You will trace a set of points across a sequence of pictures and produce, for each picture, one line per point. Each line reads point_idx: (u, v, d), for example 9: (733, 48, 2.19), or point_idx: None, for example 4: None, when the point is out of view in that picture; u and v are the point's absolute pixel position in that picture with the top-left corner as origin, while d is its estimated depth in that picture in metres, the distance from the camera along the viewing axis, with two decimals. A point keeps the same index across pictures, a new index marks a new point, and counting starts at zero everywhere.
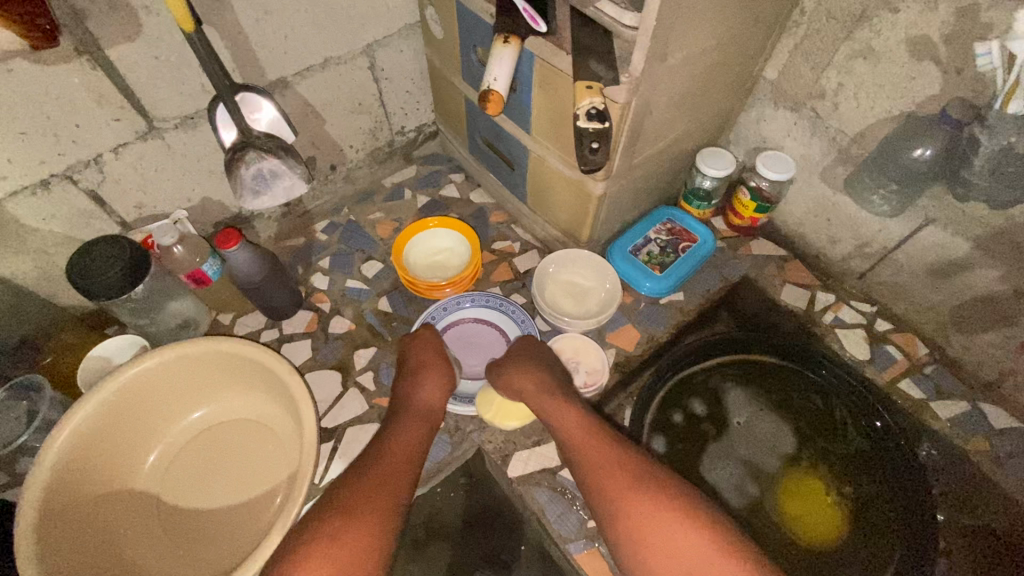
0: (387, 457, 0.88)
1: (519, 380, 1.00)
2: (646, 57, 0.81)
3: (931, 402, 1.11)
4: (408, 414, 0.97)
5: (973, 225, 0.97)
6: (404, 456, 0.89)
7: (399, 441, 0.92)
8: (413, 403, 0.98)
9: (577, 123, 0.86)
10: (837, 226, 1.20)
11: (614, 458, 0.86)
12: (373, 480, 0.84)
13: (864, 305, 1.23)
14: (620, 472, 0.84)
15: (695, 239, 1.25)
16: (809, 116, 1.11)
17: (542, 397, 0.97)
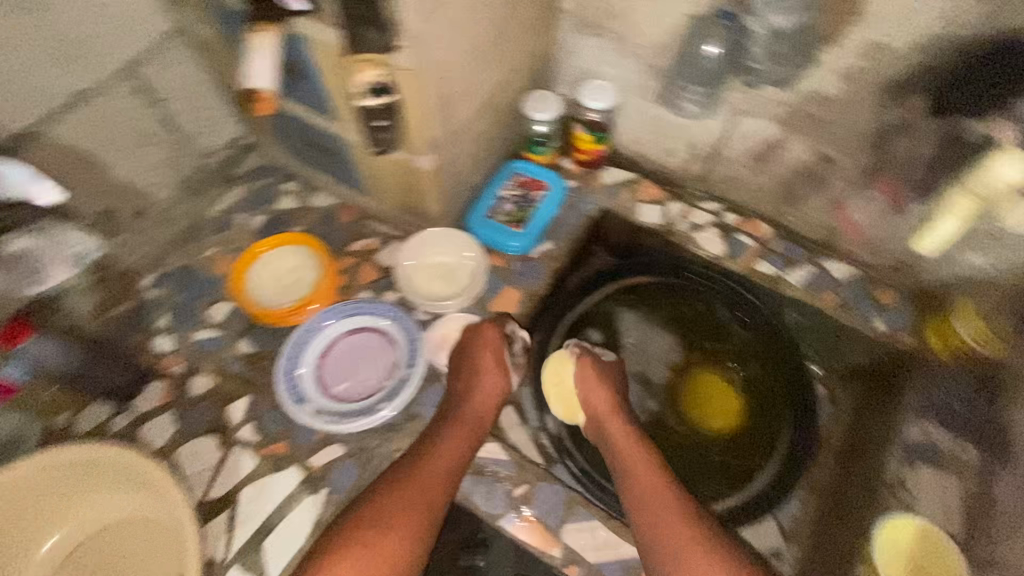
0: (451, 455, 0.92)
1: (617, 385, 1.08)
2: (417, 15, 0.75)
3: (783, 275, 1.20)
4: (483, 417, 1.00)
5: (773, 106, 1.04)
6: (464, 458, 0.93)
7: (467, 435, 0.96)
8: (476, 396, 1.01)
9: (363, 102, 0.85)
10: (668, 137, 1.25)
11: (656, 478, 0.92)
12: (422, 484, 0.87)
13: (712, 205, 1.29)
14: (655, 489, 0.91)
15: (544, 186, 1.26)
16: (612, 37, 1.12)
17: (605, 405, 1.04)
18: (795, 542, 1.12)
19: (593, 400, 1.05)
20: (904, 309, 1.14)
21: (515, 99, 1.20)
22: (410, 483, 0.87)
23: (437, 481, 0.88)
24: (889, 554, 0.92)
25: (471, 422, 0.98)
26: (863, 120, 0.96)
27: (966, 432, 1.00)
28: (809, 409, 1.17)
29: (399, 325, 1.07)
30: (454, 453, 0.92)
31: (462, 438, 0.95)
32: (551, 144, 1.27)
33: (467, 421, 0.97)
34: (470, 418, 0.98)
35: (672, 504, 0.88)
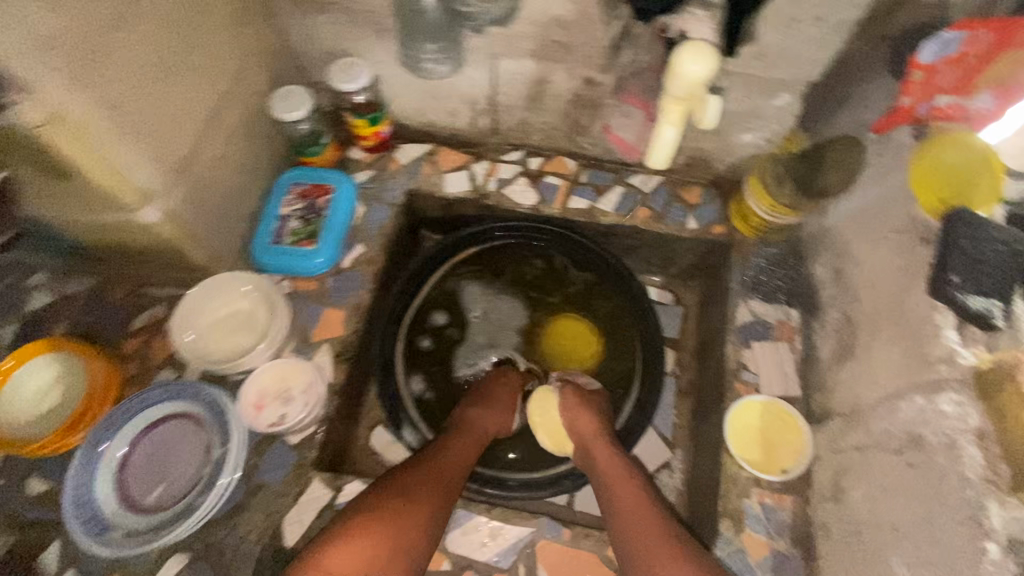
0: (452, 467, 0.91)
1: (599, 406, 1.05)
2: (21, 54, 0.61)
3: (596, 205, 1.19)
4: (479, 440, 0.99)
5: (522, 41, 0.98)
6: (461, 473, 0.91)
7: (462, 449, 0.95)
8: (475, 418, 1.02)
9: None
10: (444, 99, 1.17)
11: (634, 493, 0.89)
12: (438, 482, 0.87)
13: (513, 154, 1.26)
14: (630, 507, 0.87)
15: (329, 189, 1.13)
16: (338, 9, 1.01)
17: (586, 427, 1.00)
18: (678, 447, 1.17)
19: (572, 423, 1.01)
20: (710, 203, 1.19)
21: (260, 104, 1.05)
22: (426, 477, 0.87)
23: (445, 481, 0.88)
24: (744, 438, 0.95)
25: (471, 439, 0.98)
26: (604, 36, 0.93)
27: (784, 300, 1.06)
28: (654, 326, 1.17)
29: (205, 397, 0.91)
30: (464, 457, 0.94)
31: (462, 454, 0.94)
32: (324, 141, 1.14)
33: (461, 439, 0.97)
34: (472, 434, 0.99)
35: (652, 516, 0.85)
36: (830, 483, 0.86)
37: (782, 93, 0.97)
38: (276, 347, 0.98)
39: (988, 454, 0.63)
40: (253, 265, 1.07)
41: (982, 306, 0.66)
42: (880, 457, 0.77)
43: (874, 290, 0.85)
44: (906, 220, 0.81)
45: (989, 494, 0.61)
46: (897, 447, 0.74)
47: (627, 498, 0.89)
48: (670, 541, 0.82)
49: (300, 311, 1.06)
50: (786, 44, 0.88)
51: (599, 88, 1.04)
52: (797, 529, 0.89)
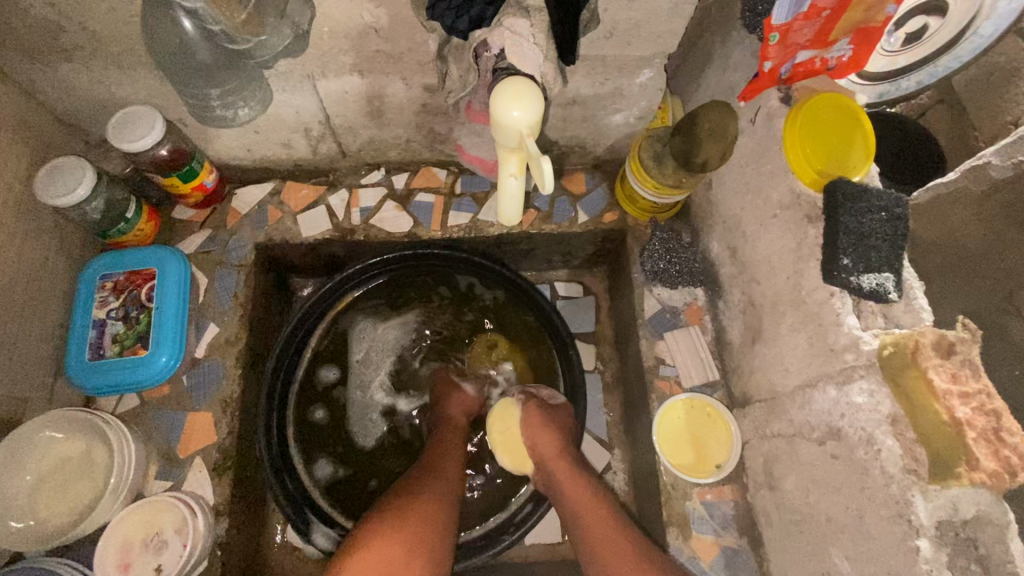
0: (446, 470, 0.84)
1: (561, 417, 0.92)
2: None
3: (478, 217, 1.07)
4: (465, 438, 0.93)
5: (338, 57, 0.81)
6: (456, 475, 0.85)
7: (452, 451, 0.88)
8: (453, 417, 0.94)
9: None
10: (271, 132, 0.97)
11: (605, 525, 0.79)
12: (439, 487, 0.80)
13: (375, 174, 1.09)
14: (603, 540, 0.78)
15: (151, 274, 0.91)
16: (89, 53, 0.78)
17: (548, 448, 0.88)
18: (616, 446, 1.13)
19: (534, 447, 0.89)
20: (597, 189, 1.10)
21: (23, 190, 0.82)
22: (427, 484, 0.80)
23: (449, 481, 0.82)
24: (674, 443, 0.91)
25: (457, 436, 0.91)
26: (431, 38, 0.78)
27: (688, 281, 1.01)
28: (566, 338, 1.03)
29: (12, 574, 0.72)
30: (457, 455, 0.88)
31: (453, 455, 0.87)
32: (131, 215, 0.93)
33: (446, 440, 0.90)
34: (453, 432, 0.92)
35: (624, 548, 0.76)
36: (763, 471, 0.84)
37: (643, 68, 0.87)
38: (128, 491, 0.81)
39: (903, 441, 0.61)
40: (79, 388, 0.87)
41: (872, 284, 0.65)
42: (804, 448, 0.74)
43: (770, 271, 0.81)
44: (789, 195, 0.76)
45: (912, 487, 0.59)
46: (818, 438, 0.72)
47: (600, 529, 0.79)
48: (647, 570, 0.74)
49: (155, 425, 0.89)
50: (635, 18, 0.77)
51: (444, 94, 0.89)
52: (741, 519, 0.88)
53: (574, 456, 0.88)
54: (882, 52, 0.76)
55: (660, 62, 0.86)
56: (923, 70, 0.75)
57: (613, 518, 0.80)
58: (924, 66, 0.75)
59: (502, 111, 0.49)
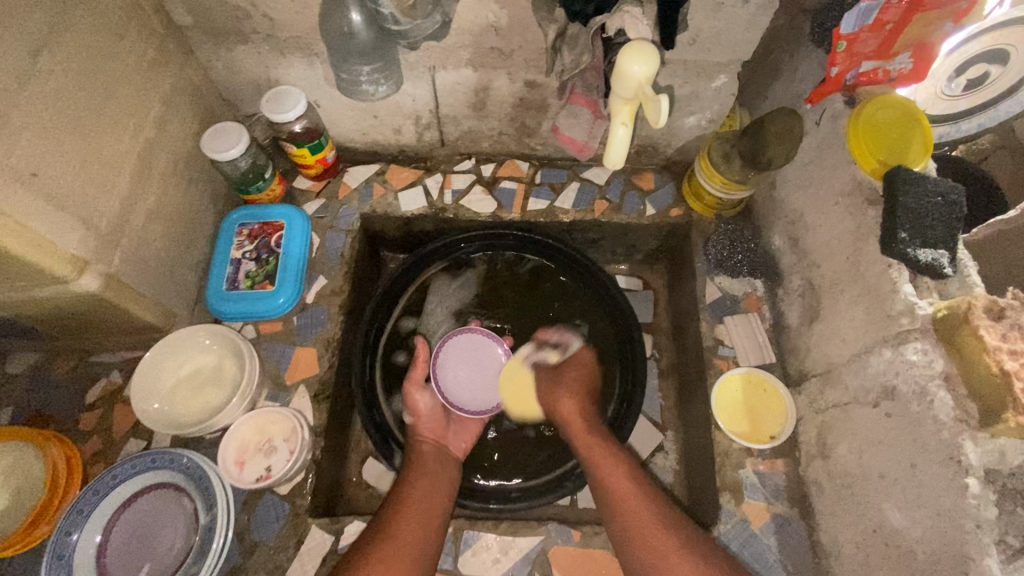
0: (428, 490, 0.88)
1: (572, 379, 1.00)
2: None
3: (554, 205, 1.19)
4: (444, 452, 0.97)
5: (459, 52, 0.97)
6: (443, 495, 0.89)
7: (433, 466, 0.93)
8: (421, 440, 0.98)
9: None
10: (387, 117, 1.13)
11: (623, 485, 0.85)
12: (424, 508, 0.84)
13: (465, 163, 1.23)
14: (625, 496, 0.84)
15: (280, 225, 1.08)
16: (263, 39, 0.96)
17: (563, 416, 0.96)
18: (668, 428, 1.18)
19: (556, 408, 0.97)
20: (665, 187, 1.21)
21: (193, 146, 1.00)
22: (411, 504, 0.84)
23: (434, 502, 0.87)
24: (731, 413, 0.98)
25: (435, 450, 0.96)
26: (539, 38, 0.93)
27: (749, 272, 1.09)
28: (627, 316, 1.14)
29: (155, 459, 0.86)
30: (437, 465, 0.94)
31: (437, 474, 0.92)
32: (267, 175, 1.08)
33: (424, 455, 0.95)
34: (430, 448, 0.97)
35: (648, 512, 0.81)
36: (817, 442, 0.90)
37: (719, 74, 0.99)
38: (250, 398, 0.93)
39: (955, 395, 0.67)
40: (212, 315, 1.02)
41: (929, 258, 0.73)
42: (859, 412, 0.80)
43: (831, 253, 0.89)
44: (851, 184, 0.85)
45: (963, 433, 0.65)
46: (873, 400, 0.78)
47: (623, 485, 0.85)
48: (672, 532, 0.79)
49: (268, 354, 1.03)
50: (717, 27, 0.90)
51: (542, 89, 1.04)
52: (792, 490, 0.93)
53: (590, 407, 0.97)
54: (943, 96, 0.88)
55: (735, 68, 0.98)
56: (984, 113, 0.88)
57: (634, 482, 0.85)
58: (985, 110, 0.87)
59: (626, 65, 0.63)
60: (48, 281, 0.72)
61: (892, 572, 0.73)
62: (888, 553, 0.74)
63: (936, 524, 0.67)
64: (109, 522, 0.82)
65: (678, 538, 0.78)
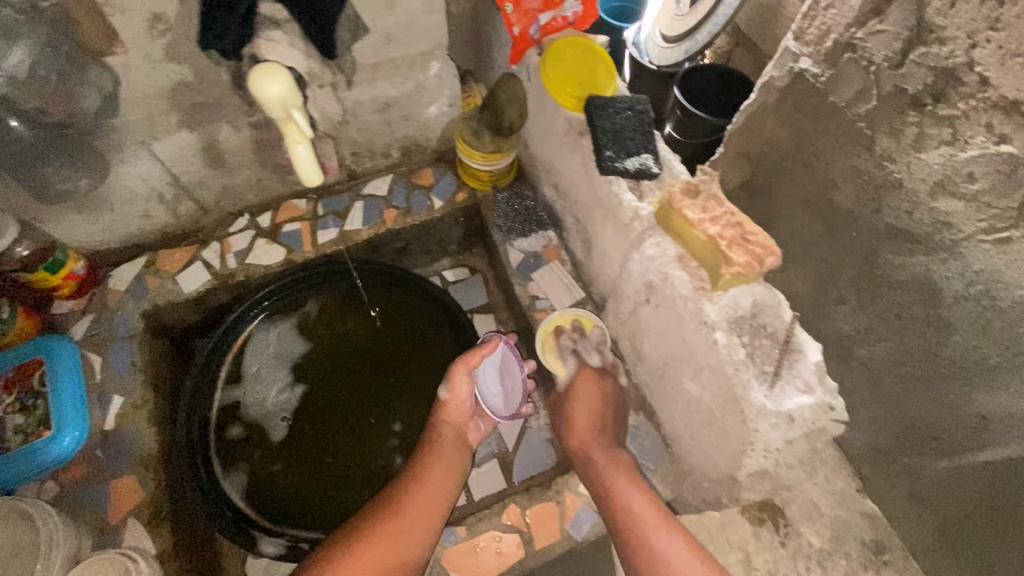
0: (445, 472, 0.88)
1: (591, 400, 0.94)
2: None
3: (344, 229, 1.19)
4: (462, 438, 0.97)
5: (164, 118, 0.92)
6: (455, 480, 0.88)
7: (450, 452, 0.92)
8: (446, 429, 0.96)
9: None
10: (126, 208, 1.04)
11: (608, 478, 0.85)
12: (432, 489, 0.85)
13: (240, 221, 1.18)
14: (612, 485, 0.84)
15: (40, 360, 0.95)
16: None
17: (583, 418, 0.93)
18: None
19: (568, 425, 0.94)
20: (444, 177, 1.25)
21: None
22: (420, 488, 0.84)
23: (443, 486, 0.86)
24: None
25: (456, 437, 0.95)
26: (237, 80, 0.90)
27: (537, 226, 1.17)
28: (448, 305, 1.17)
29: None
30: (456, 456, 0.92)
31: (452, 458, 0.91)
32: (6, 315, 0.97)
33: (446, 441, 0.94)
34: (450, 432, 0.96)
35: (635, 495, 0.81)
36: (632, 350, 0.99)
37: (430, 62, 1.04)
38: (64, 560, 0.81)
39: (688, 269, 0.77)
40: None
41: (637, 165, 0.83)
42: (642, 312, 0.90)
43: (577, 187, 0.98)
44: (565, 122, 0.94)
45: (702, 297, 0.75)
46: (645, 298, 0.87)
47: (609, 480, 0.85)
48: (650, 507, 0.80)
49: (79, 503, 0.91)
50: (401, 22, 0.94)
51: (273, 126, 1.02)
52: (633, 399, 1.02)
53: (604, 404, 0.94)
54: (677, 17, 0.86)
55: (443, 52, 1.04)
56: (709, 21, 0.80)
57: (635, 486, 0.83)
58: (709, 16, 0.79)
59: (263, 86, 0.68)
60: None
61: (707, 434, 0.82)
62: (699, 418, 0.83)
63: (712, 380, 0.77)
64: None
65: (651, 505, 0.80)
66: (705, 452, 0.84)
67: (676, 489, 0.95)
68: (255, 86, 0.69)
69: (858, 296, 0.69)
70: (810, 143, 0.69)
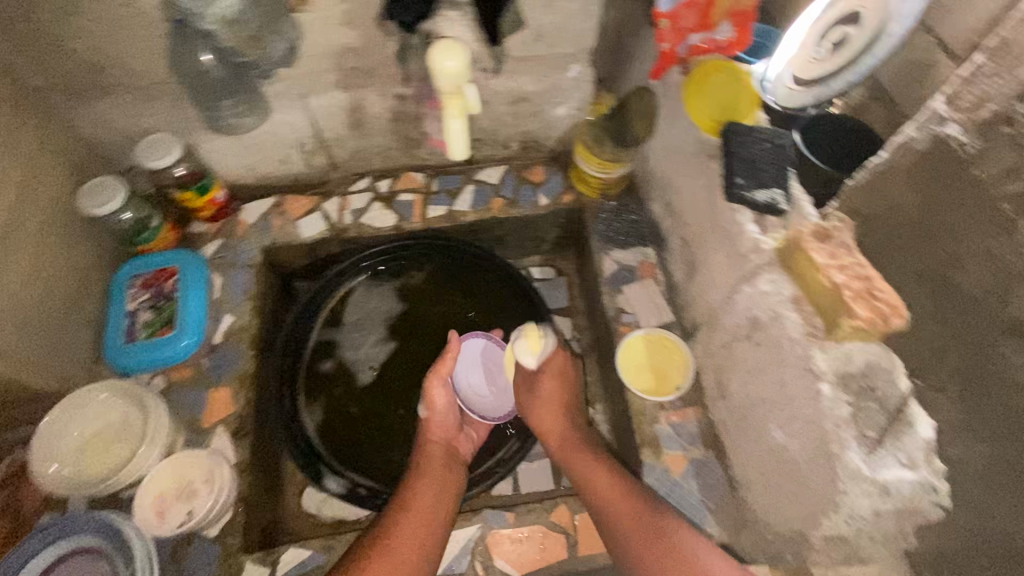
0: (434, 489, 0.88)
1: (555, 395, 1.00)
2: None
3: (454, 209, 1.24)
4: (450, 452, 0.99)
5: (324, 76, 1.00)
6: (450, 492, 0.90)
7: (440, 467, 0.93)
8: (431, 440, 0.98)
9: None
10: (271, 150, 1.14)
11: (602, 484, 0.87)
12: (429, 507, 0.85)
13: (362, 183, 1.26)
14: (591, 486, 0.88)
15: (175, 270, 1.07)
16: (123, 89, 0.96)
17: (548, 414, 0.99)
18: (597, 402, 1.22)
19: (537, 420, 1.00)
20: (555, 177, 1.28)
21: (68, 203, 0.98)
22: (414, 506, 0.85)
23: (440, 503, 0.87)
24: (639, 374, 1.03)
25: (443, 451, 0.97)
26: (396, 52, 0.97)
27: (639, 242, 1.16)
28: (536, 299, 1.20)
29: (67, 525, 0.84)
30: (445, 470, 0.93)
31: (442, 475, 0.92)
32: (155, 224, 1.09)
33: (433, 457, 0.95)
34: (437, 449, 0.97)
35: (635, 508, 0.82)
36: (716, 385, 0.96)
37: (572, 64, 1.07)
38: (162, 446, 0.91)
39: (803, 313, 0.75)
40: (115, 371, 1.00)
41: (765, 199, 0.80)
42: (739, 347, 0.88)
43: (694, 211, 0.97)
44: (697, 144, 0.93)
45: (812, 344, 0.73)
46: (745, 334, 0.85)
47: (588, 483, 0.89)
48: (636, 503, 0.83)
49: (181, 401, 1.01)
50: (554, 22, 0.97)
51: (413, 101, 1.08)
52: (705, 434, 0.99)
53: (570, 413, 1.00)
54: None
55: (586, 57, 1.06)
56: None
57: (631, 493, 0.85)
58: None
59: (440, 61, 0.70)
60: None
61: (785, 485, 0.79)
62: (778, 468, 0.80)
63: (805, 431, 0.74)
64: None
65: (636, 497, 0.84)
66: (777, 503, 0.81)
67: (733, 535, 0.92)
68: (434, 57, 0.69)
69: (961, 387, 0.62)
70: (939, 214, 0.60)
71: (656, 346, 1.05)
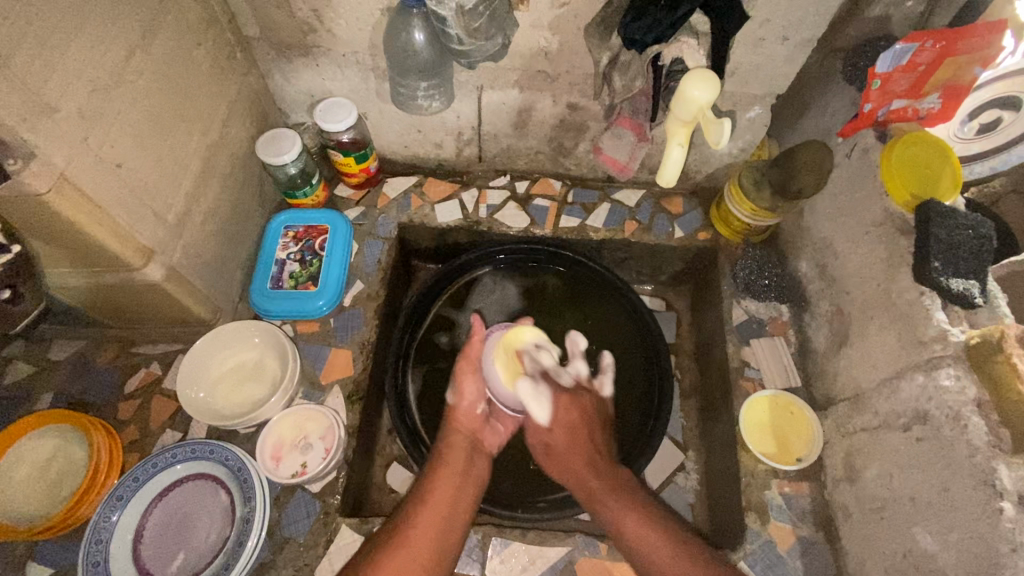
0: (454, 482, 0.84)
1: (568, 418, 0.88)
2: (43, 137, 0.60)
3: (586, 223, 1.22)
4: (474, 445, 0.92)
5: (508, 74, 1.02)
6: (469, 485, 0.85)
7: (462, 459, 0.88)
8: (456, 431, 0.93)
9: None
10: (430, 132, 1.17)
11: (631, 515, 0.79)
12: (446, 502, 0.81)
13: (501, 179, 1.27)
14: (597, 489, 0.83)
15: (324, 229, 1.13)
16: (322, 52, 1.00)
17: (562, 441, 0.87)
18: (690, 448, 1.16)
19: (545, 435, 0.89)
20: (693, 212, 1.25)
21: (247, 147, 1.04)
22: (433, 500, 0.80)
23: (458, 500, 0.82)
24: (758, 433, 0.99)
25: (467, 442, 0.91)
26: (586, 64, 0.97)
27: (776, 297, 1.11)
28: (653, 331, 1.16)
29: (193, 449, 0.88)
30: (468, 463, 0.88)
31: (464, 468, 0.87)
32: (314, 181, 1.13)
33: (455, 448, 0.89)
34: (462, 440, 0.92)
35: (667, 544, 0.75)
36: (844, 466, 0.91)
37: (754, 105, 1.09)
38: (291, 394, 0.95)
39: (989, 420, 0.69)
40: (254, 312, 1.06)
41: (961, 287, 0.74)
42: (890, 435, 0.82)
43: (860, 281, 0.92)
44: (883, 214, 0.88)
45: (997, 457, 0.67)
46: (905, 424, 0.80)
47: (597, 484, 0.84)
48: (642, 514, 0.79)
49: (305, 354, 1.04)
50: None
51: (583, 112, 1.08)
52: (818, 514, 0.94)
53: (591, 421, 0.89)
54: (955, 138, 0.88)
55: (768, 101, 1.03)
56: (995, 158, 0.88)
57: (660, 530, 0.77)
58: (997, 153, 0.87)
59: (687, 90, 0.74)
60: (118, 267, 0.77)
61: None
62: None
63: (969, 547, 0.68)
64: (143, 512, 0.84)
65: (634, 505, 0.80)
66: None
67: None
68: (680, 86, 0.75)
69: None
70: None
71: (778, 408, 1.01)
